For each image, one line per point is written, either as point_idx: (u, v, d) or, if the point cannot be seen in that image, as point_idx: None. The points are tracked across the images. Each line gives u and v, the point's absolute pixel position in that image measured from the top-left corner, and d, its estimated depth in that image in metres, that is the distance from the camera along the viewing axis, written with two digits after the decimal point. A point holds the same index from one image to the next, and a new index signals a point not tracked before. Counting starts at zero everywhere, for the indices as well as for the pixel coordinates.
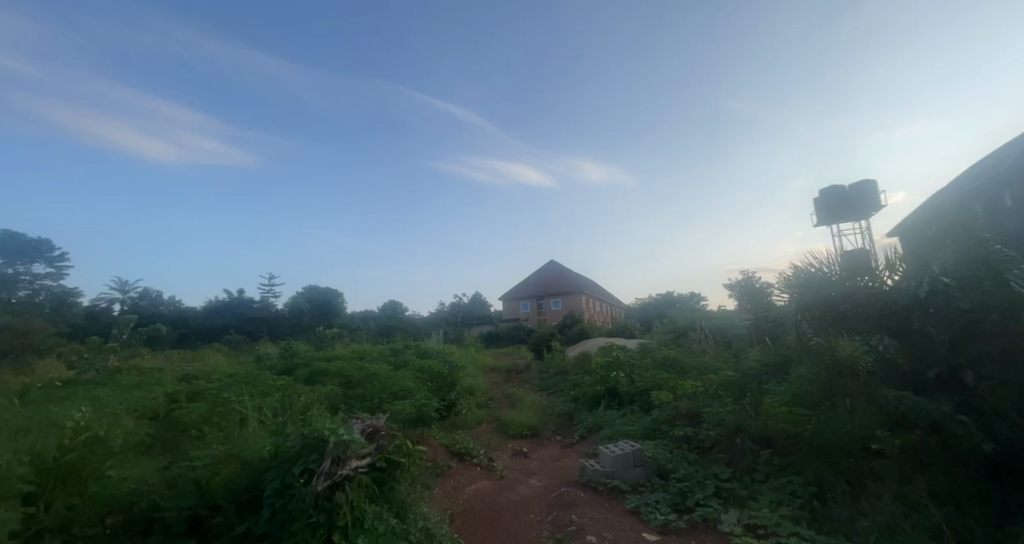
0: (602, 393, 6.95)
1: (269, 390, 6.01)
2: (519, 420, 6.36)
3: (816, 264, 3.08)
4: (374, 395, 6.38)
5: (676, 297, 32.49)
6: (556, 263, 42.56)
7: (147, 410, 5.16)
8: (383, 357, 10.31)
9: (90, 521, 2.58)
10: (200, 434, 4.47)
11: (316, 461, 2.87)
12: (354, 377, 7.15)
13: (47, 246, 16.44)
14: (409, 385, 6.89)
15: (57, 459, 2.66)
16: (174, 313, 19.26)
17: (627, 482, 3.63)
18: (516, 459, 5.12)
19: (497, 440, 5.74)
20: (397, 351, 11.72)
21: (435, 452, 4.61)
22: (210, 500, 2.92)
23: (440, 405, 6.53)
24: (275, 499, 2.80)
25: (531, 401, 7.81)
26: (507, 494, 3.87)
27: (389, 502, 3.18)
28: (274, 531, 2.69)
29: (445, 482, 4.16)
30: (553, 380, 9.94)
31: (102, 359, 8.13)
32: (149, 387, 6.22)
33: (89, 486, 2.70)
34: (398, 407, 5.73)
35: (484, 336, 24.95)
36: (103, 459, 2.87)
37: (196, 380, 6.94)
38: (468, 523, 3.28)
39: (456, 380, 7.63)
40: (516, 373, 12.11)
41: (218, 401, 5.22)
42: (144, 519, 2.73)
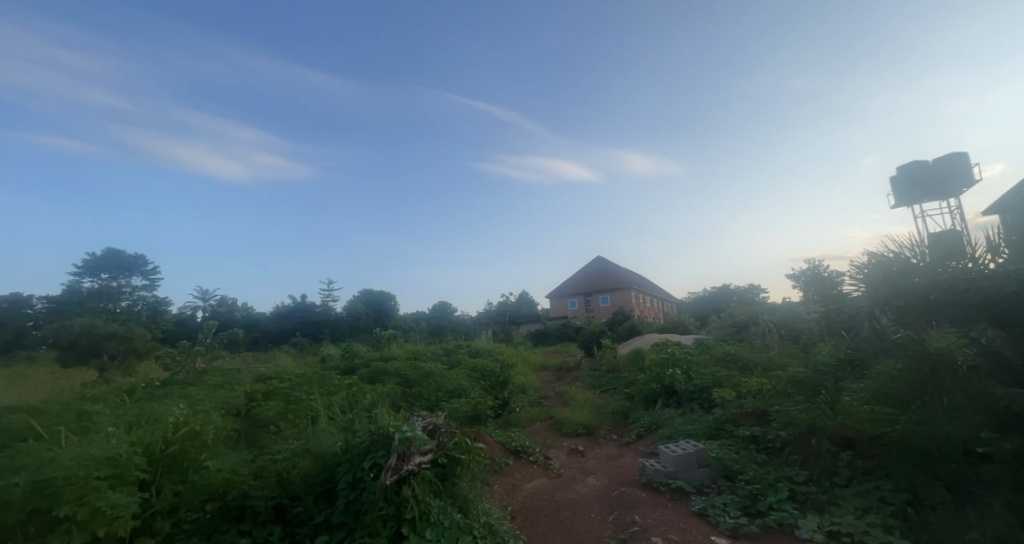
0: (659, 391, 6.76)
1: (335, 389, 6.39)
2: (573, 418, 6.32)
3: (898, 251, 2.85)
4: (431, 393, 6.61)
5: (735, 290, 30.71)
6: (603, 259, 41.74)
7: (232, 407, 5.67)
8: (436, 357, 10.63)
9: (192, 506, 2.90)
10: (277, 430, 4.84)
11: (383, 457, 3.03)
12: (411, 375, 7.45)
13: (142, 260, 18.47)
14: (463, 383, 7.06)
15: (164, 450, 3.01)
16: (247, 317, 21.00)
17: (692, 483, 3.50)
18: (572, 458, 5.10)
19: (552, 438, 5.75)
20: (449, 350, 12.05)
21: (491, 449, 4.69)
22: (291, 490, 3.16)
23: (494, 403, 6.64)
24: (348, 491, 2.98)
25: (584, 399, 7.75)
26: (566, 492, 3.86)
27: (451, 497, 3.29)
28: (349, 522, 2.86)
29: (503, 479, 4.21)
30: (605, 378, 9.77)
31: (191, 360, 9.03)
32: (231, 387, 6.84)
33: (190, 475, 3.03)
34: (454, 405, 5.89)
35: (532, 334, 24.96)
36: (201, 451, 3.21)
37: (270, 380, 7.53)
38: (528, 520, 3.31)
39: (508, 378, 7.72)
40: (567, 371, 12.04)
41: (291, 400, 5.63)
42: (236, 506, 3.02)
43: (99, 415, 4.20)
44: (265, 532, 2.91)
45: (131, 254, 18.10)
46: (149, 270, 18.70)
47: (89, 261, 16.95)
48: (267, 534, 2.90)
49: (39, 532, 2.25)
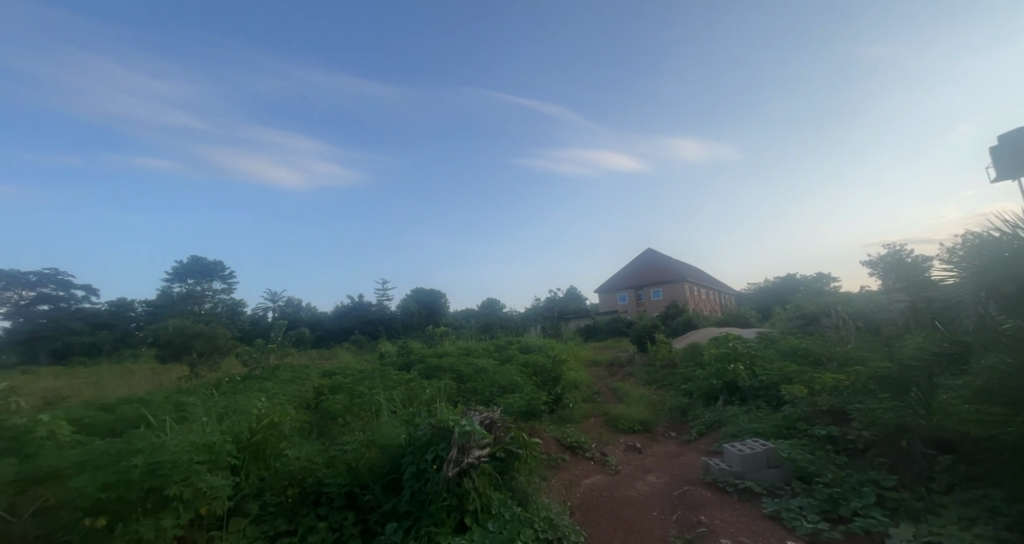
0: (720, 387, 6.45)
1: (394, 384, 6.69)
2: (628, 414, 6.19)
3: (1004, 232, 2.55)
4: (485, 389, 6.73)
5: (801, 279, 28.57)
6: (653, 251, 40.41)
7: (303, 400, 6.09)
8: (487, 353, 10.81)
9: (276, 490, 3.17)
10: (344, 422, 5.14)
11: (444, 449, 3.14)
12: (465, 371, 7.63)
13: (221, 266, 20.27)
14: (516, 379, 7.13)
15: (250, 438, 3.31)
16: (311, 317, 22.47)
17: (762, 485, 3.32)
18: (629, 455, 4.99)
19: (607, 434, 5.66)
20: (501, 346, 12.21)
21: (547, 445, 4.70)
22: (361, 479, 3.35)
23: (547, 399, 6.65)
24: (413, 482, 3.11)
25: (639, 395, 7.56)
26: (625, 489, 3.79)
27: (511, 490, 3.34)
28: (415, 511, 2.99)
29: (560, 474, 4.21)
30: (661, 373, 9.47)
31: (265, 357, 9.80)
32: (301, 381, 7.37)
33: (273, 462, 3.31)
34: (508, 400, 5.97)
35: (582, 329, 24.67)
36: (280, 440, 3.49)
37: (335, 375, 8.00)
38: (588, 516, 3.30)
39: (560, 373, 7.71)
40: (620, 367, 11.79)
41: (356, 394, 5.96)
42: (313, 492, 3.25)
43: (193, 405, 4.68)
44: (340, 516, 3.10)
45: (211, 261, 19.90)
46: (227, 274, 20.49)
47: (177, 268, 18.83)
48: (341, 519, 3.09)
49: (153, 508, 2.57)
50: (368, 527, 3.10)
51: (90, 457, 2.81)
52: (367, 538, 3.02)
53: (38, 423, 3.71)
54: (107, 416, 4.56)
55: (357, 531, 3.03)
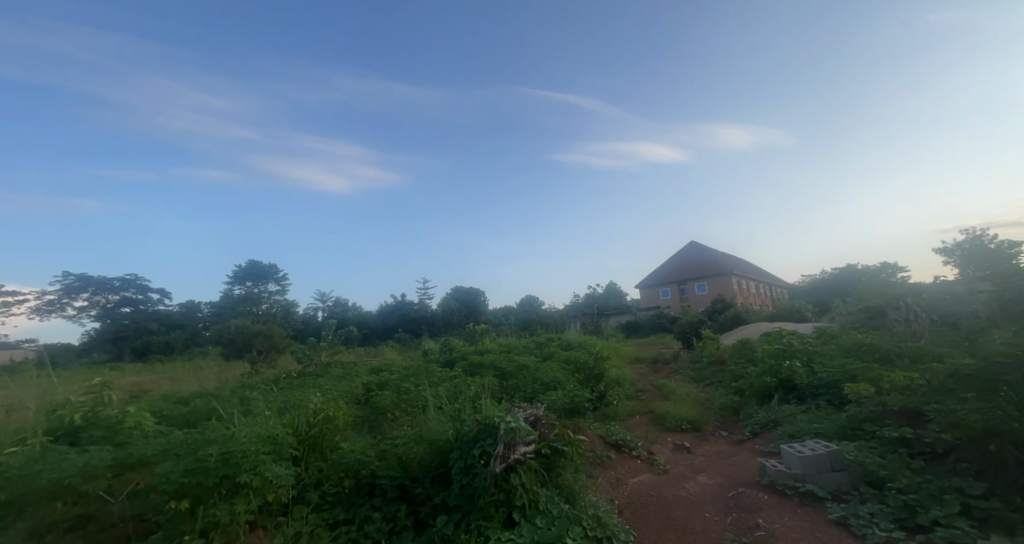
0: (775, 385, 6.14)
1: (439, 380, 6.86)
2: (675, 413, 6.02)
3: None
4: (527, 386, 6.75)
5: (863, 269, 26.55)
6: (697, 243, 38.92)
7: (353, 396, 6.37)
8: (528, 350, 10.83)
9: (333, 481, 3.33)
10: (393, 417, 5.33)
11: (491, 445, 3.18)
12: (507, 368, 7.69)
13: (275, 269, 21.52)
14: (558, 375, 7.11)
15: (308, 431, 3.51)
16: (358, 315, 23.42)
17: (826, 489, 3.13)
18: (678, 454, 4.85)
19: (654, 433, 5.52)
20: (541, 343, 12.20)
21: (592, 442, 4.65)
22: (411, 472, 3.45)
23: (591, 395, 6.59)
24: (461, 476, 3.17)
25: (686, 393, 7.31)
26: (675, 489, 3.69)
27: (558, 487, 3.33)
28: (464, 505, 3.06)
29: (606, 472, 4.15)
30: (708, 370, 9.12)
31: (317, 354, 10.32)
32: (351, 377, 7.71)
33: (329, 454, 3.49)
34: (551, 397, 5.96)
35: (623, 326, 24.17)
36: (335, 433, 3.68)
37: (382, 372, 8.30)
38: (637, 515, 3.23)
39: (603, 370, 7.61)
40: (664, 363, 11.47)
41: (402, 391, 6.16)
42: (367, 483, 3.39)
43: (256, 400, 5.01)
44: (393, 508, 3.21)
45: (267, 264, 21.18)
46: (281, 277, 21.74)
47: (237, 271, 20.19)
48: (395, 510, 3.20)
49: (227, 494, 2.78)
50: (420, 519, 3.19)
51: (171, 446, 3.07)
52: (419, 530, 3.12)
53: (127, 414, 4.12)
54: (183, 409, 4.97)
55: (410, 523, 3.13)
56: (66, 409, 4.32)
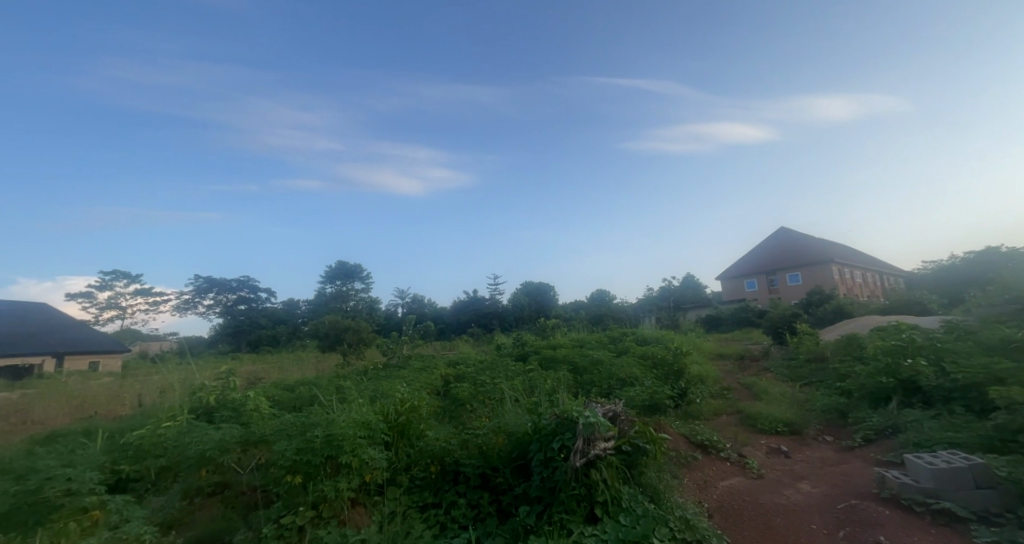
0: (893, 387, 5.39)
1: (514, 374, 6.97)
2: (769, 414, 5.53)
3: None
4: (603, 381, 6.61)
5: (1006, 252, 22.32)
6: (788, 229, 35.33)
7: (433, 387, 6.69)
8: (602, 345, 10.59)
9: (421, 466, 3.54)
10: (471, 408, 5.50)
11: (570, 439, 3.15)
12: (581, 363, 7.59)
13: (360, 268, 23.30)
14: (636, 371, 6.87)
15: (396, 419, 3.79)
16: (434, 312, 24.54)
17: (968, 508, 2.69)
18: (774, 458, 4.44)
19: (744, 434, 5.12)
20: (615, 338, 11.88)
21: (675, 441, 4.42)
22: (492, 462, 3.53)
23: (672, 392, 6.28)
24: (541, 468, 3.19)
25: (782, 392, 6.69)
26: (773, 496, 3.39)
27: (641, 485, 3.22)
28: (546, 497, 3.07)
29: (693, 473, 3.92)
30: (807, 368, 8.25)
31: (399, 347, 10.98)
32: (430, 370, 8.11)
33: (416, 441, 3.73)
34: (630, 393, 5.78)
35: (703, 320, 22.72)
36: (421, 421, 3.90)
37: (459, 365, 8.62)
38: (729, 519, 3.02)
39: (684, 366, 7.22)
40: (752, 361, 10.59)
41: (479, 383, 6.33)
42: (452, 470, 3.54)
43: (349, 389, 5.46)
44: (477, 495, 3.32)
45: (353, 264, 22.98)
46: (366, 276, 23.49)
47: (328, 272, 22.17)
48: (478, 498, 3.31)
49: (331, 473, 3.08)
50: (503, 508, 3.27)
51: (284, 427, 3.47)
52: (502, 518, 3.19)
53: (248, 397, 4.71)
54: (290, 395, 5.59)
55: (493, 511, 3.23)
56: (204, 393, 5.07)
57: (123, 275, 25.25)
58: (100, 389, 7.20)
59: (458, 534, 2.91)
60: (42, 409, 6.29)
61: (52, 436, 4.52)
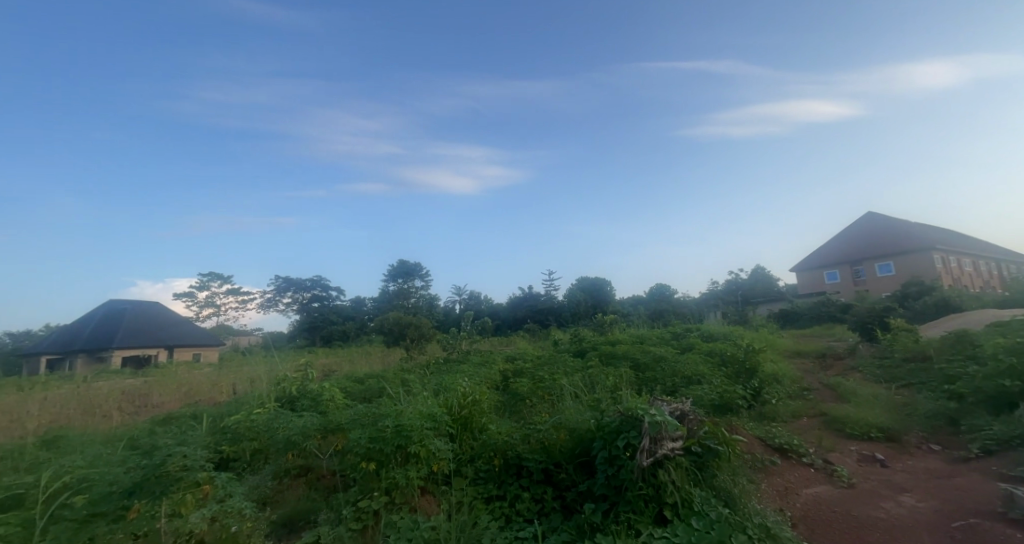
0: (1019, 392, 4.67)
1: (572, 370, 6.88)
2: (860, 418, 5.01)
3: None
4: (667, 379, 6.34)
5: None
6: (877, 214, 31.80)
7: (492, 382, 6.80)
8: (664, 341, 10.18)
9: (484, 459, 3.61)
10: (530, 403, 5.52)
11: (636, 437, 3.07)
12: (643, 360, 7.33)
13: (420, 267, 24.19)
14: (702, 369, 6.52)
15: (459, 412, 3.92)
16: (490, 308, 24.94)
17: None
18: (868, 467, 4.02)
19: (831, 439, 4.68)
20: (678, 334, 11.35)
21: (751, 444, 4.15)
22: (554, 457, 3.53)
23: (745, 392, 5.89)
24: (606, 466, 3.13)
25: (875, 395, 6.03)
26: (869, 509, 3.07)
27: (713, 489, 3.05)
28: (611, 495, 3.01)
29: (771, 478, 3.65)
30: (904, 369, 7.38)
31: (458, 342, 11.27)
32: (489, 365, 8.25)
33: (479, 434, 3.83)
34: (697, 391, 5.50)
35: (776, 315, 21.08)
36: (482, 415, 4.01)
37: (516, 360, 8.69)
38: (817, 531, 2.78)
39: (757, 363, 6.73)
40: (836, 359, 9.65)
41: (538, 379, 6.33)
42: (515, 464, 3.57)
43: (414, 382, 5.70)
44: (540, 490, 3.32)
45: (413, 263, 23.91)
46: (425, 274, 24.34)
47: (390, 271, 23.24)
48: (542, 492, 3.31)
49: (401, 462, 3.25)
50: (567, 504, 3.24)
51: (358, 416, 3.71)
52: (567, 514, 3.17)
53: (324, 389, 5.08)
54: (360, 387, 5.94)
55: (557, 506, 3.21)
56: (287, 383, 5.54)
57: (218, 275, 28.27)
58: (202, 378, 8.12)
59: (523, 527, 2.93)
60: (158, 394, 7.21)
61: (166, 418, 5.17)
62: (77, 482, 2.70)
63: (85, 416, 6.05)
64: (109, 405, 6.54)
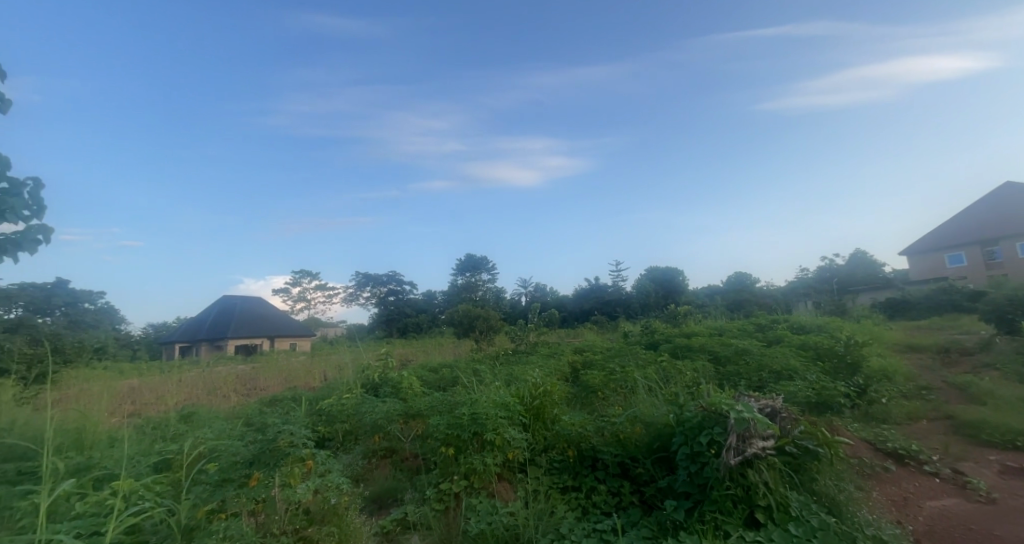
0: None
1: (645, 363, 6.65)
2: (1001, 424, 4.28)
3: None
4: (753, 374, 5.88)
5: None
6: (1015, 184, 26.86)
7: (562, 374, 6.78)
8: (746, 333, 9.47)
9: (558, 449, 3.62)
10: (603, 395, 5.42)
11: (721, 434, 2.88)
12: (723, 353, 6.88)
13: (486, 260, 24.74)
14: (794, 363, 5.96)
15: (531, 402, 3.97)
16: (557, 300, 24.84)
17: None
18: (1012, 480, 3.44)
19: (960, 447, 4.06)
20: (763, 326, 10.49)
21: (857, 449, 3.73)
22: (630, 451, 3.44)
23: (847, 389, 5.30)
24: (688, 463, 2.98)
25: (1018, 397, 5.13)
26: (1018, 530, 2.60)
27: (813, 493, 2.78)
28: (695, 493, 2.86)
29: (884, 486, 3.25)
30: None
31: (526, 334, 11.38)
32: (558, 356, 8.24)
33: (551, 425, 3.85)
34: (790, 387, 5.04)
35: (882, 305, 18.67)
36: (554, 406, 4.01)
37: (586, 352, 8.58)
38: None
39: (862, 358, 6.02)
40: (963, 355, 8.33)
41: (610, 371, 6.19)
42: (589, 456, 3.53)
43: (485, 372, 5.85)
44: (617, 484, 3.25)
45: (479, 257, 24.49)
46: (491, 267, 24.86)
47: (458, 265, 23.99)
48: (618, 486, 3.24)
49: (478, 448, 3.36)
50: (646, 500, 3.13)
51: (436, 404, 3.91)
52: (646, 510, 3.06)
53: (403, 377, 5.39)
54: (436, 376, 6.23)
55: (636, 501, 3.11)
56: (370, 371, 5.98)
57: (308, 272, 31.20)
58: (299, 365, 9.04)
59: (601, 520, 2.88)
60: (264, 379, 8.14)
61: (273, 399, 5.82)
62: (209, 451, 3.14)
63: (210, 395, 7.02)
64: (227, 387, 7.50)
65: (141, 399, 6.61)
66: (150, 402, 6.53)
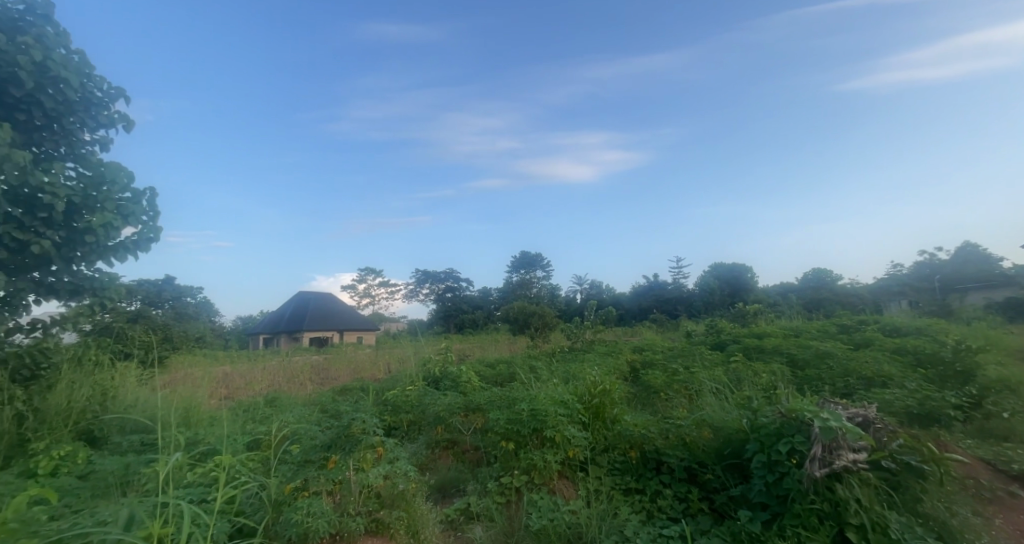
0: None
1: (712, 364, 6.29)
2: None
3: None
4: (838, 379, 5.36)
5: None
6: None
7: (622, 373, 6.59)
8: (828, 335, 8.64)
9: (620, 450, 3.52)
10: (666, 396, 5.20)
11: (803, 443, 2.66)
12: (802, 357, 6.32)
13: (541, 258, 24.73)
14: (888, 368, 5.35)
15: (590, 401, 3.90)
16: (614, 298, 24.22)
17: None
18: None
19: None
20: (849, 327, 9.50)
21: (974, 470, 3.24)
22: (698, 456, 3.26)
23: (957, 401, 4.65)
24: (765, 472, 2.77)
25: None
26: None
27: (916, 515, 2.46)
28: (774, 505, 2.65)
29: (1012, 515, 2.80)
30: None
31: (582, 332, 11.22)
32: (616, 355, 8.04)
33: (612, 425, 3.75)
34: (885, 396, 4.52)
35: (999, 306, 16.21)
36: (615, 406, 3.91)
37: (646, 352, 8.27)
38: None
39: (976, 366, 5.25)
40: None
41: (673, 372, 5.92)
42: (653, 459, 3.39)
43: (543, 369, 5.83)
44: (684, 489, 3.09)
45: (534, 254, 24.53)
46: (546, 264, 24.80)
47: (513, 263, 24.19)
48: (686, 491, 3.08)
49: (538, 445, 3.36)
50: (717, 508, 2.95)
51: (496, 398, 3.97)
52: (718, 518, 2.88)
53: (462, 371, 5.52)
54: (493, 371, 6.32)
55: (706, 509, 2.94)
56: (432, 364, 6.19)
57: (373, 270, 33.05)
58: (366, 357, 9.59)
59: (668, 525, 2.76)
60: (336, 370, 8.72)
61: (345, 388, 6.23)
62: (292, 433, 3.42)
63: (290, 382, 7.67)
64: (304, 375, 8.14)
65: (233, 384, 7.36)
66: (240, 386, 7.25)
